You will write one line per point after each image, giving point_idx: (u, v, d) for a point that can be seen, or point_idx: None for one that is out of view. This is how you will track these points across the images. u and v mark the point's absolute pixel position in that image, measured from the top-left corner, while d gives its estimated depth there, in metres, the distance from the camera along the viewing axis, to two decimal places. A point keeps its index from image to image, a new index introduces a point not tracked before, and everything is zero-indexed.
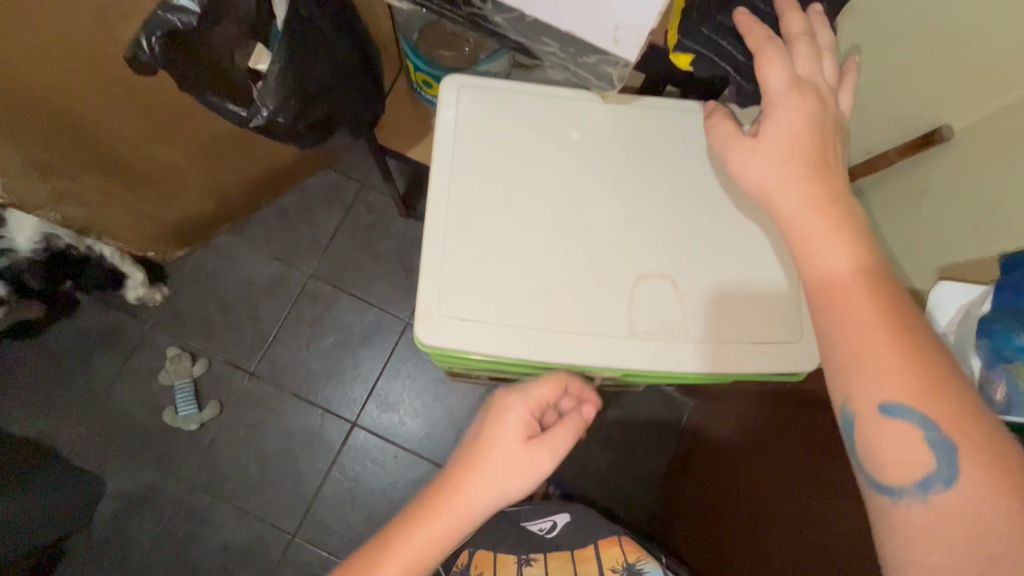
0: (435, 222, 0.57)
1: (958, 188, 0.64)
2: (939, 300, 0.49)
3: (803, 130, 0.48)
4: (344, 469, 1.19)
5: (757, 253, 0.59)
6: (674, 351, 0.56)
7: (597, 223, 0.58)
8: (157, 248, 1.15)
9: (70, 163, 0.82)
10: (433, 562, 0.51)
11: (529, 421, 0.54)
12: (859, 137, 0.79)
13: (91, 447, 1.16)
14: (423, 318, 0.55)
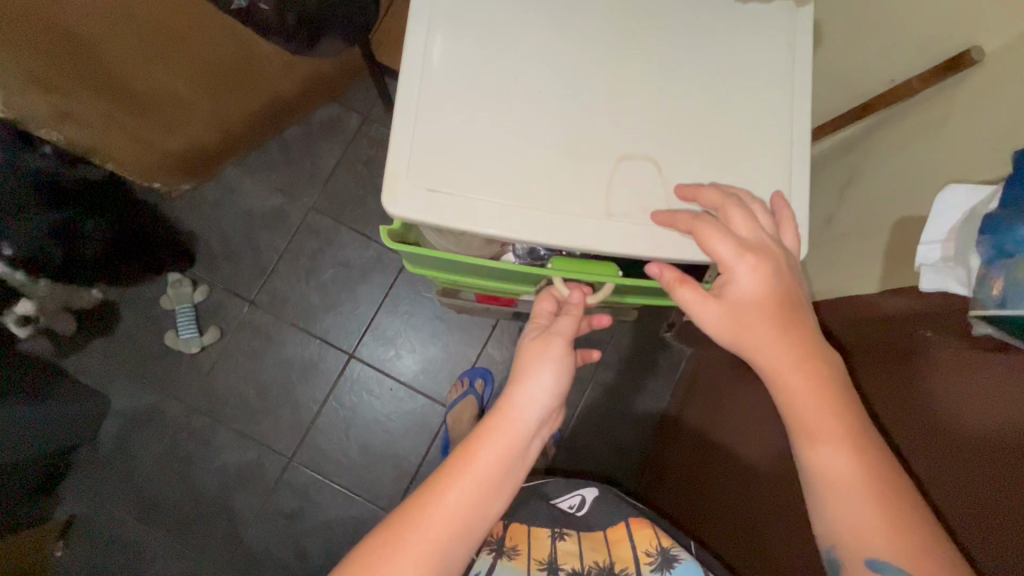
0: (409, 89, 0.51)
1: (982, 105, 0.58)
2: (942, 203, 0.47)
3: (767, 297, 0.47)
4: (341, 399, 1.21)
5: (755, 141, 0.54)
6: (654, 235, 0.52)
7: (589, 97, 0.53)
8: (164, 180, 1.13)
9: (72, 82, 0.79)
10: (506, 465, 0.51)
11: (539, 325, 0.58)
12: (880, 69, 0.74)
13: (97, 366, 1.19)
14: (389, 186, 0.50)
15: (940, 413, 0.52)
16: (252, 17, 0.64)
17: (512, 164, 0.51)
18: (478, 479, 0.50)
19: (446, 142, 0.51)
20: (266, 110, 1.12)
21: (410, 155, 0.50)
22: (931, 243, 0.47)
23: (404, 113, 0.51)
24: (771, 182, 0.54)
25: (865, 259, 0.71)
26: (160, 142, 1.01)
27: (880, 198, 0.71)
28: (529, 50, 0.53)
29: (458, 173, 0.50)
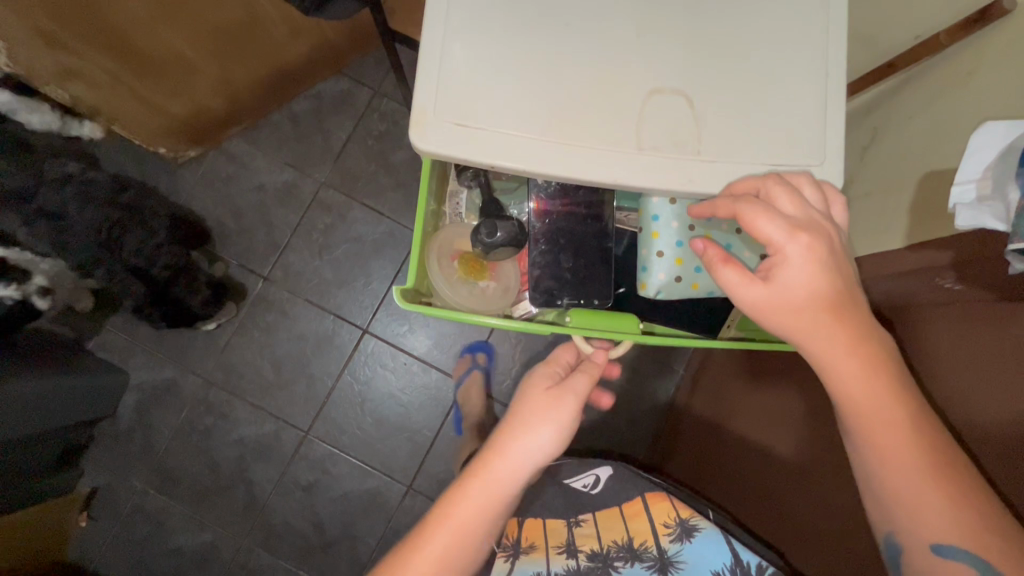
0: (436, 25, 0.50)
1: (1017, 51, 0.56)
2: (976, 141, 0.45)
3: (819, 280, 0.45)
4: (356, 374, 1.21)
5: (786, 76, 0.52)
6: (684, 170, 0.50)
7: (614, 28, 0.50)
8: (168, 145, 1.15)
9: (78, 40, 0.81)
10: (487, 516, 0.51)
11: (550, 374, 0.58)
12: (908, 24, 0.72)
13: (115, 341, 1.20)
14: (416, 120, 0.49)
15: (978, 369, 0.52)
16: None
17: (540, 102, 0.50)
18: (455, 524, 0.51)
19: (472, 76, 0.49)
20: (272, 77, 1.11)
21: (437, 90, 0.49)
22: (965, 184, 0.45)
23: (431, 47, 0.50)
24: (804, 122, 0.51)
25: (891, 215, 0.69)
26: (168, 105, 1.03)
27: (905, 157, 0.69)
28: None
29: (486, 108, 0.49)
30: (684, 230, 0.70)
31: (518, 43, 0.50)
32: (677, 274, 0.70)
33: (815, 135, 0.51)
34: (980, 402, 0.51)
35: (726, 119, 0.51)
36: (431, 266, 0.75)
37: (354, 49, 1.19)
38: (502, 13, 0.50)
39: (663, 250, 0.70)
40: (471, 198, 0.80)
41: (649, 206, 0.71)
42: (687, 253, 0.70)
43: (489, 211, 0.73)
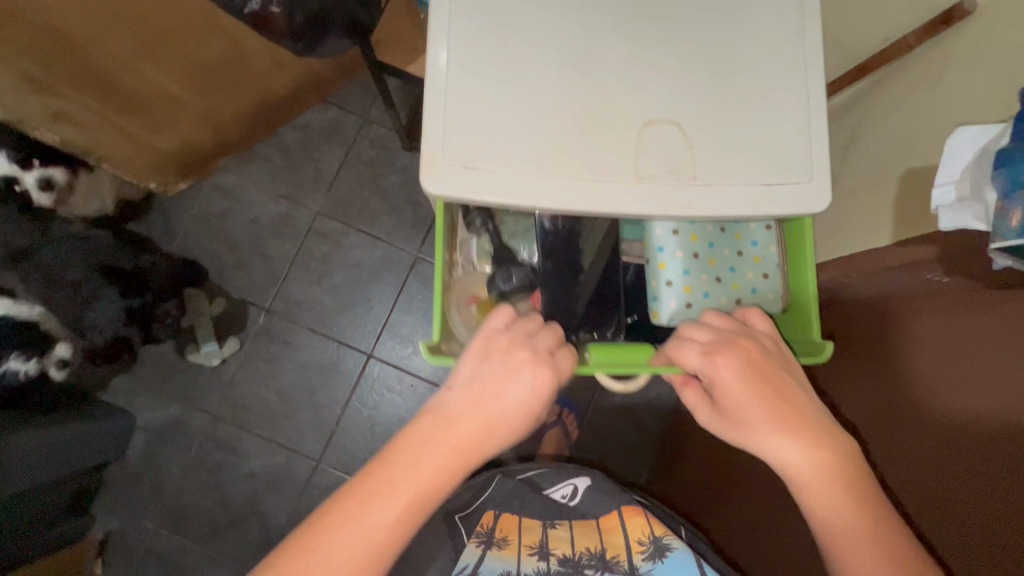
0: (437, 70, 0.50)
1: (984, 52, 0.59)
2: (953, 145, 0.48)
3: (745, 386, 0.52)
4: (363, 399, 1.22)
5: (781, 90, 0.51)
6: (683, 196, 0.49)
7: (608, 58, 0.50)
8: (159, 179, 1.17)
9: (66, 83, 0.84)
10: (433, 499, 0.49)
11: (547, 385, 0.53)
12: (875, 29, 0.75)
13: (118, 384, 1.20)
14: (426, 166, 0.49)
15: (911, 437, 0.60)
16: (265, 25, 0.65)
17: (538, 141, 0.49)
18: (402, 505, 0.47)
19: (473, 119, 0.49)
20: (258, 109, 1.13)
21: (442, 135, 0.49)
22: (945, 187, 0.48)
23: (433, 93, 0.50)
24: (796, 138, 0.51)
25: (879, 213, 0.70)
26: (154, 141, 1.06)
27: (885, 157, 0.71)
28: (546, 16, 0.51)
29: (487, 148, 0.49)
30: (689, 257, 0.67)
31: (514, 85, 0.50)
32: (687, 301, 0.67)
33: (808, 152, 0.51)
34: (922, 454, 0.58)
35: (722, 142, 0.50)
36: (451, 313, 0.73)
37: (340, 78, 1.21)
38: (498, 57, 0.50)
39: (672, 279, 0.67)
40: (481, 245, 0.78)
41: (653, 236, 0.67)
42: (695, 280, 0.66)
43: (501, 257, 0.75)
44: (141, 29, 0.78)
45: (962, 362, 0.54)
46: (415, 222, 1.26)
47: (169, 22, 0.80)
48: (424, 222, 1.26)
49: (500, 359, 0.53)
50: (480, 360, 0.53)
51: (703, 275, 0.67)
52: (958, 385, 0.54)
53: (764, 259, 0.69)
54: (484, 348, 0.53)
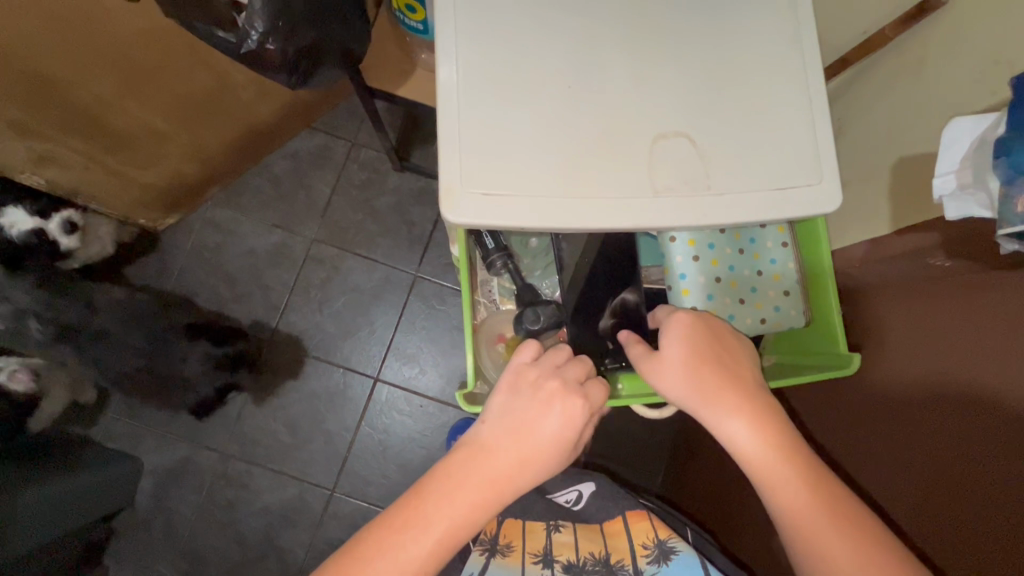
0: (447, 100, 0.50)
1: (960, 41, 0.60)
2: (951, 135, 0.49)
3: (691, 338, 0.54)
4: (373, 424, 1.21)
5: (780, 93, 0.52)
6: (697, 205, 0.50)
7: (608, 73, 0.51)
8: (148, 214, 1.16)
9: (51, 125, 0.83)
10: (469, 532, 0.49)
11: (581, 418, 0.52)
12: (854, 22, 0.76)
13: (121, 429, 1.18)
14: (444, 196, 0.49)
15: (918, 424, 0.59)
16: (262, 63, 0.66)
17: (550, 164, 0.50)
18: (440, 539, 0.47)
19: (485, 146, 0.50)
20: (244, 139, 1.13)
21: (457, 164, 0.50)
22: (946, 176, 0.49)
23: (446, 122, 0.50)
24: (800, 143, 0.51)
25: (871, 206, 0.71)
26: (141, 177, 1.05)
27: (873, 147, 0.72)
28: (548, 38, 0.51)
29: (504, 174, 0.50)
30: (712, 283, 0.66)
31: (523, 109, 0.50)
32: None
33: (814, 152, 0.52)
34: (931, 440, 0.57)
35: (732, 150, 0.51)
36: (481, 357, 0.72)
37: (325, 103, 1.21)
38: (505, 82, 0.51)
39: (696, 305, 0.66)
40: (501, 282, 0.75)
41: (674, 264, 0.66)
42: (720, 305, 0.66)
43: (526, 297, 0.71)
44: (123, 67, 0.78)
45: (967, 344, 0.54)
46: (411, 241, 1.25)
47: (151, 61, 0.79)
48: (420, 241, 1.26)
49: (530, 392, 0.53)
50: (512, 394, 0.53)
51: (725, 298, 0.66)
52: (963, 365, 0.54)
53: (784, 277, 0.69)
54: (513, 380, 0.53)
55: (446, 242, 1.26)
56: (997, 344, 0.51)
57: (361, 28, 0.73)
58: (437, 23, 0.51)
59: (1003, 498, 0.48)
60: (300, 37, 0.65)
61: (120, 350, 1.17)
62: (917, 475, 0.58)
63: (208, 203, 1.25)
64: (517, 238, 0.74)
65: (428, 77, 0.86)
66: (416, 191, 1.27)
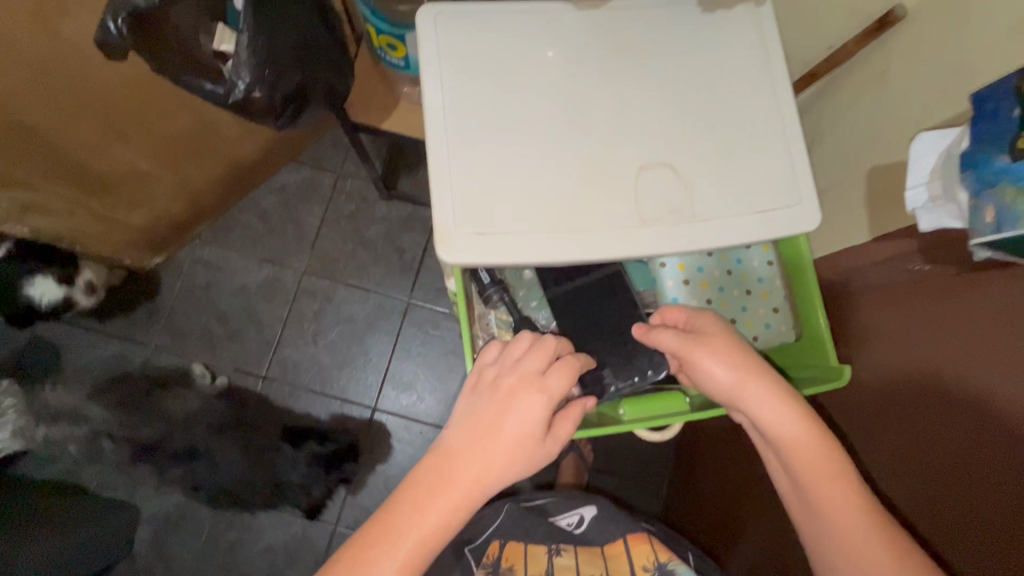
0: (437, 145, 0.52)
1: (920, 56, 0.62)
2: (919, 149, 0.51)
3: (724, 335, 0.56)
4: (373, 454, 1.20)
5: (755, 118, 0.54)
6: (686, 231, 0.51)
7: (590, 109, 0.53)
8: (134, 256, 1.15)
9: (37, 175, 0.83)
10: (442, 541, 0.48)
11: (544, 411, 0.50)
12: (817, 38, 0.79)
13: (116, 476, 1.16)
14: (439, 236, 0.51)
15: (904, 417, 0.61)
16: (250, 111, 0.67)
17: (541, 200, 0.51)
18: (411, 550, 0.47)
19: (478, 186, 0.51)
20: (230, 176, 1.13)
21: (450, 205, 0.51)
22: (917, 188, 0.52)
23: (438, 166, 0.51)
24: (779, 166, 0.53)
25: (848, 213, 0.73)
26: (128, 219, 1.04)
27: (846, 156, 0.75)
28: (531, 79, 0.53)
29: (497, 211, 0.51)
30: (705, 305, 0.68)
31: (511, 148, 0.52)
32: None
33: (792, 174, 0.53)
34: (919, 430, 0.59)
35: (714, 175, 0.53)
36: None
37: (309, 137, 1.22)
38: (492, 123, 0.52)
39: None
40: (500, 317, 0.72)
41: (665, 288, 0.69)
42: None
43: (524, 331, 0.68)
44: (105, 112, 0.79)
45: (949, 341, 0.56)
46: (403, 268, 1.26)
47: (132, 103, 0.80)
48: (411, 268, 1.26)
49: (488, 392, 0.51)
50: (473, 396, 0.52)
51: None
52: (945, 360, 0.56)
53: (772, 295, 0.70)
54: (474, 382, 0.53)
55: (437, 267, 1.27)
56: (983, 336, 0.52)
57: (345, 69, 0.75)
58: (423, 69, 0.53)
59: (988, 484, 0.50)
60: (284, 83, 0.66)
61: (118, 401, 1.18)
62: (900, 463, 0.61)
63: (197, 242, 1.25)
64: (511, 270, 0.73)
65: (412, 109, 0.87)
66: (405, 219, 1.28)
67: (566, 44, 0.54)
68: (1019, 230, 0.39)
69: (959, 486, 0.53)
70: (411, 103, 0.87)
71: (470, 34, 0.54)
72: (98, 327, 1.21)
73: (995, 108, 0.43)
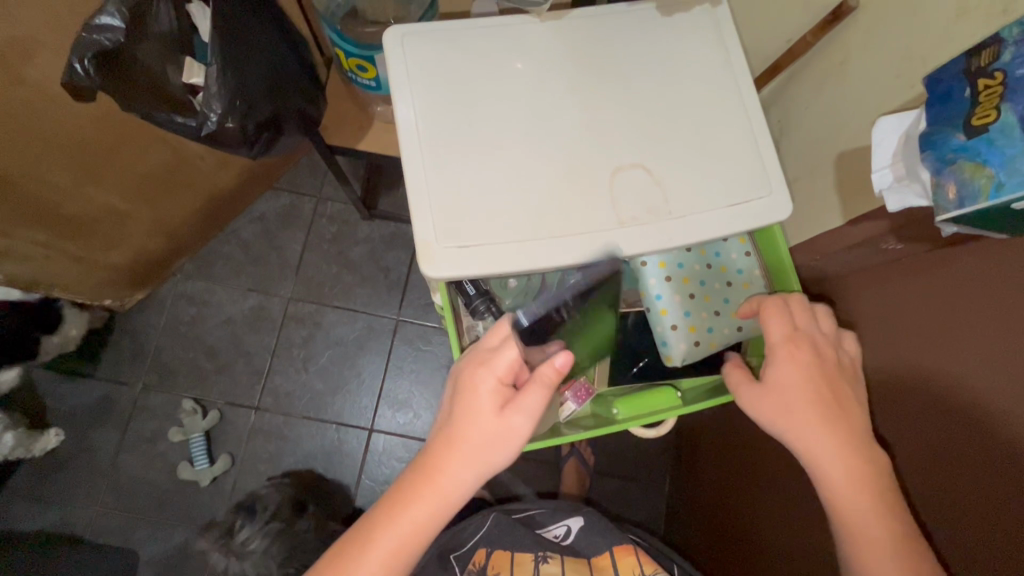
0: (413, 163, 0.52)
1: (873, 43, 0.64)
2: (880, 134, 0.53)
3: (805, 382, 0.53)
4: (373, 476, 1.19)
5: (720, 113, 0.55)
6: (663, 230, 0.52)
7: (558, 117, 0.54)
8: (114, 295, 1.14)
9: (11, 225, 0.81)
10: (432, 525, 0.50)
11: (500, 389, 0.51)
12: (772, 32, 0.80)
13: (109, 522, 1.14)
14: (422, 253, 0.51)
15: (897, 404, 0.61)
16: (225, 142, 0.67)
17: (520, 209, 0.52)
18: (398, 543, 0.50)
19: (455, 200, 0.52)
20: (207, 207, 1.13)
21: (431, 223, 0.51)
22: (883, 170, 0.53)
23: (416, 184, 0.52)
24: (748, 157, 0.55)
25: (821, 199, 0.75)
26: (105, 259, 1.03)
27: (814, 145, 0.76)
28: (502, 92, 0.54)
29: (476, 223, 0.51)
30: (687, 299, 0.68)
31: (485, 161, 0.53)
32: (694, 340, 0.67)
33: (762, 165, 0.55)
34: (913, 416, 0.59)
35: (687, 172, 0.54)
36: None
37: (284, 163, 1.22)
38: (464, 139, 0.53)
39: (676, 323, 0.67)
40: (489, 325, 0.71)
41: (648, 287, 0.68)
42: (698, 320, 0.68)
43: None
44: (73, 153, 0.78)
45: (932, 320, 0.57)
46: (390, 286, 1.26)
47: (100, 139, 0.79)
48: (398, 285, 1.26)
49: (453, 385, 0.54)
50: (447, 391, 0.55)
51: (702, 313, 0.68)
52: (928, 339, 0.57)
53: (752, 285, 0.71)
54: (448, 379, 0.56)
55: (423, 283, 1.27)
56: (974, 315, 0.51)
57: (316, 94, 0.75)
58: (393, 91, 0.54)
59: (997, 466, 0.48)
60: (257, 112, 0.66)
61: (115, 441, 1.17)
62: (902, 448, 0.60)
63: (179, 277, 1.24)
64: (496, 281, 0.73)
65: (386, 129, 0.87)
66: (388, 237, 1.28)
67: (530, 56, 0.55)
68: (981, 205, 0.41)
69: (969, 477, 0.51)
70: (385, 121, 0.87)
71: (436, 53, 0.55)
72: (82, 371, 1.19)
73: (947, 90, 0.44)
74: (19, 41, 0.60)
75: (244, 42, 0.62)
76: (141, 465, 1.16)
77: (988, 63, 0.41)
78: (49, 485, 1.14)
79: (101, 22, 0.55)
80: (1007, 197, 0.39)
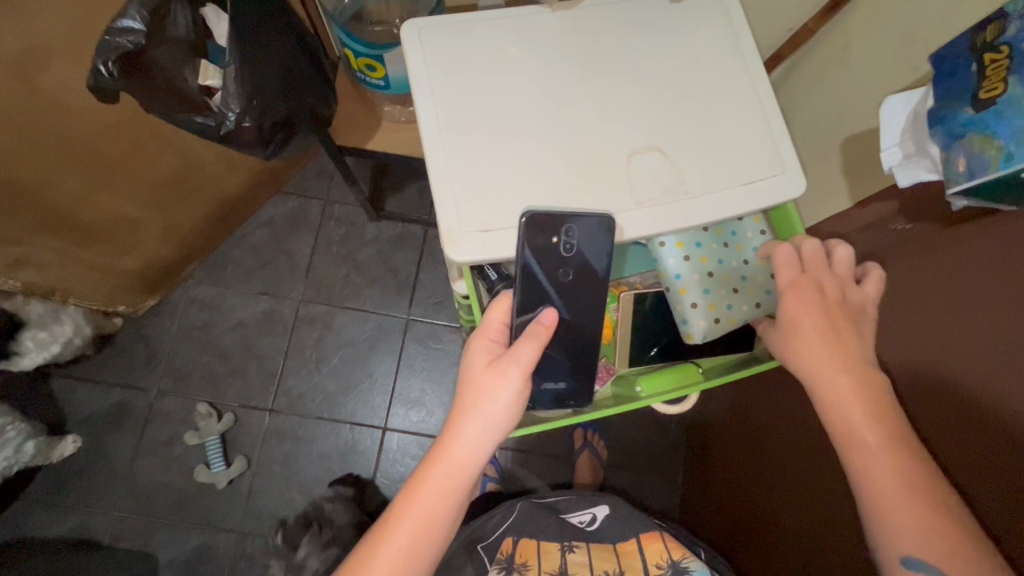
0: (434, 151, 0.53)
1: (875, 27, 0.65)
2: (890, 111, 0.54)
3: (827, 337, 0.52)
4: (388, 475, 1.19)
5: (732, 97, 0.56)
6: (680, 211, 0.53)
7: (575, 104, 0.55)
8: (127, 300, 1.15)
9: (24, 231, 0.82)
10: (446, 502, 0.49)
11: (490, 347, 0.51)
12: (774, 22, 0.82)
13: (129, 526, 1.15)
14: (446, 240, 0.52)
15: (917, 381, 0.61)
16: (241, 142, 0.68)
17: (540, 195, 0.53)
18: (420, 519, 0.48)
19: (476, 187, 0.53)
20: (218, 211, 1.14)
21: (453, 210, 0.52)
22: (892, 148, 0.54)
23: (438, 172, 0.53)
24: (761, 138, 0.56)
25: (829, 183, 0.76)
26: (118, 265, 1.04)
27: (819, 131, 0.77)
28: (517, 80, 0.55)
29: (497, 209, 0.52)
30: (706, 277, 0.68)
31: (503, 148, 0.54)
32: (715, 317, 0.67)
33: (775, 146, 0.56)
34: (932, 392, 0.58)
35: (700, 153, 0.55)
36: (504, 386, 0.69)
37: (292, 167, 1.23)
38: (482, 127, 0.54)
39: (695, 301, 0.67)
40: None
41: (667, 267, 0.68)
42: (717, 297, 0.68)
43: None
44: (87, 159, 0.79)
45: (949, 294, 0.57)
46: (398, 286, 1.27)
47: (115, 143, 0.80)
48: (407, 285, 1.27)
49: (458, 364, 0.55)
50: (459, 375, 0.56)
51: (722, 291, 0.68)
52: (946, 313, 0.57)
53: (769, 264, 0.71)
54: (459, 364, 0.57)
55: (432, 281, 1.28)
56: (994, 284, 0.51)
57: (327, 94, 0.77)
58: (411, 81, 0.55)
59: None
60: (273, 113, 0.68)
61: (132, 447, 1.18)
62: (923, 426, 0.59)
63: (190, 283, 1.25)
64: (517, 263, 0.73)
65: (395, 128, 0.89)
66: (396, 237, 1.29)
67: (544, 45, 0.56)
68: (993, 176, 0.42)
69: (996, 445, 0.50)
70: (393, 120, 0.89)
71: (451, 43, 0.56)
72: (97, 379, 1.20)
73: (954, 67, 0.45)
74: (36, 50, 0.62)
75: (260, 43, 0.64)
76: (159, 470, 1.17)
77: (995, 38, 0.42)
78: (68, 492, 1.15)
79: (122, 25, 0.57)
80: (1017, 166, 0.40)
